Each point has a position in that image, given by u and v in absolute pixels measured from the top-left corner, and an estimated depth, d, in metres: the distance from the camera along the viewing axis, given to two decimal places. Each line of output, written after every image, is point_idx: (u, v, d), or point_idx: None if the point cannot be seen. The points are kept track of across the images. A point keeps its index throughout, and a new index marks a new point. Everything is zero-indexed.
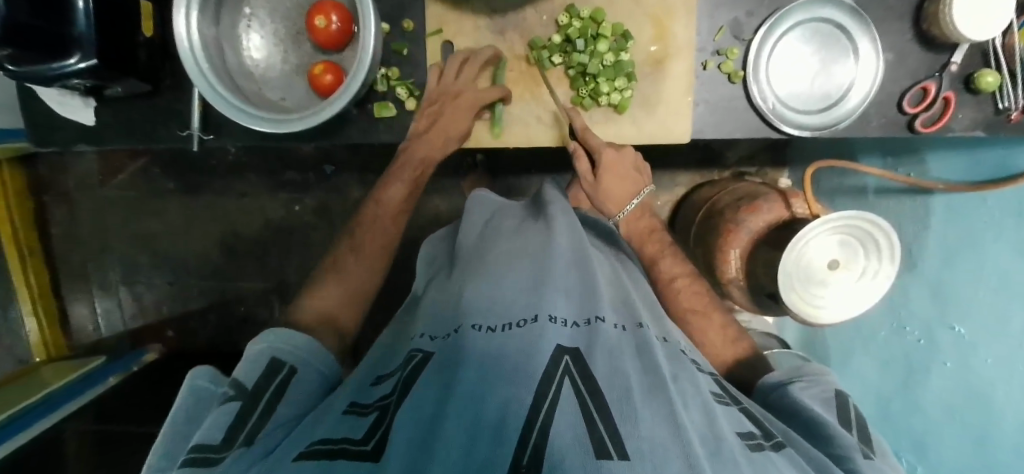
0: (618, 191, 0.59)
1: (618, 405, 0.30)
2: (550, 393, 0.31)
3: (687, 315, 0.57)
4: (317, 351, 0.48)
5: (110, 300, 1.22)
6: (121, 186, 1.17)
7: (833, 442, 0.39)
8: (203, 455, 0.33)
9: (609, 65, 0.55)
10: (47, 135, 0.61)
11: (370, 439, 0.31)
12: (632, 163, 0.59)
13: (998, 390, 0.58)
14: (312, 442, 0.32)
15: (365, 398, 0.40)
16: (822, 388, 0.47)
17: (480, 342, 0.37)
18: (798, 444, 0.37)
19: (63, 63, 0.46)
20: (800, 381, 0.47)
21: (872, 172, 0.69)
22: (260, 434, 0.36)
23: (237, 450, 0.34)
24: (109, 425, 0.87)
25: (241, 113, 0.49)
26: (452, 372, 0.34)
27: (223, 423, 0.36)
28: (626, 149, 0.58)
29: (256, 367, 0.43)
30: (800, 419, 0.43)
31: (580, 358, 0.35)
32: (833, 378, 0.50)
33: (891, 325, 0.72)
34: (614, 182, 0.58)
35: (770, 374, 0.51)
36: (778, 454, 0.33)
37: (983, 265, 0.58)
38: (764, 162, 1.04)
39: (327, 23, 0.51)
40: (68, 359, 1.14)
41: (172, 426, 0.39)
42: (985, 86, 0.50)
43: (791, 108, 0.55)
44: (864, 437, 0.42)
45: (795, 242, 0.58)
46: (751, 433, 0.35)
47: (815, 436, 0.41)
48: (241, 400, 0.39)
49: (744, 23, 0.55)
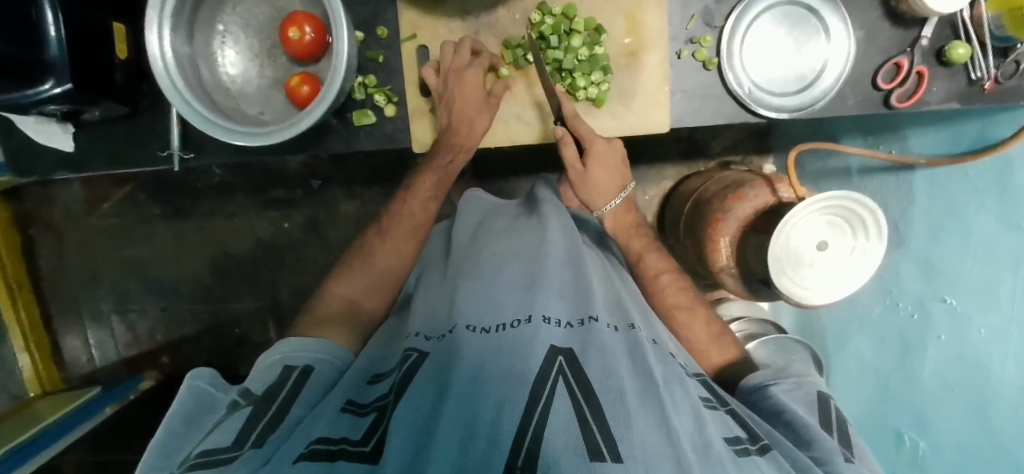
0: (605, 180, 0.58)
1: (612, 407, 0.30)
2: (544, 393, 0.30)
3: (672, 311, 0.58)
4: (339, 352, 0.49)
5: (102, 330, 1.21)
6: (108, 214, 1.16)
7: (814, 445, 0.39)
8: (207, 457, 0.31)
9: (583, 60, 0.55)
10: (28, 165, 0.61)
11: (371, 440, 0.31)
12: (620, 157, 0.58)
13: (996, 363, 0.57)
14: (313, 440, 0.31)
15: (363, 397, 0.39)
16: (805, 391, 0.47)
17: (475, 343, 0.37)
18: (784, 447, 0.37)
19: (37, 89, 0.46)
20: (784, 383, 0.47)
21: (855, 151, 0.69)
22: (270, 436, 0.34)
23: (247, 451, 0.32)
24: (110, 455, 0.86)
25: (217, 128, 0.49)
26: (448, 372, 0.34)
27: (234, 427, 0.35)
28: (615, 140, 0.57)
29: (268, 376, 0.43)
30: (782, 419, 0.43)
31: (573, 359, 0.35)
32: (816, 381, 0.50)
33: (884, 304, 0.73)
34: (602, 171, 0.57)
35: (755, 373, 0.50)
36: (764, 459, 0.33)
37: (970, 237, 0.58)
38: (748, 150, 1.05)
39: (301, 34, 0.51)
40: (62, 393, 1.13)
41: (168, 426, 0.37)
42: (957, 57, 0.51)
43: (768, 92, 0.56)
44: (844, 439, 0.43)
45: (781, 226, 0.58)
46: (738, 437, 0.35)
47: (794, 437, 0.41)
48: (253, 406, 0.38)
49: (715, 9, 0.55)
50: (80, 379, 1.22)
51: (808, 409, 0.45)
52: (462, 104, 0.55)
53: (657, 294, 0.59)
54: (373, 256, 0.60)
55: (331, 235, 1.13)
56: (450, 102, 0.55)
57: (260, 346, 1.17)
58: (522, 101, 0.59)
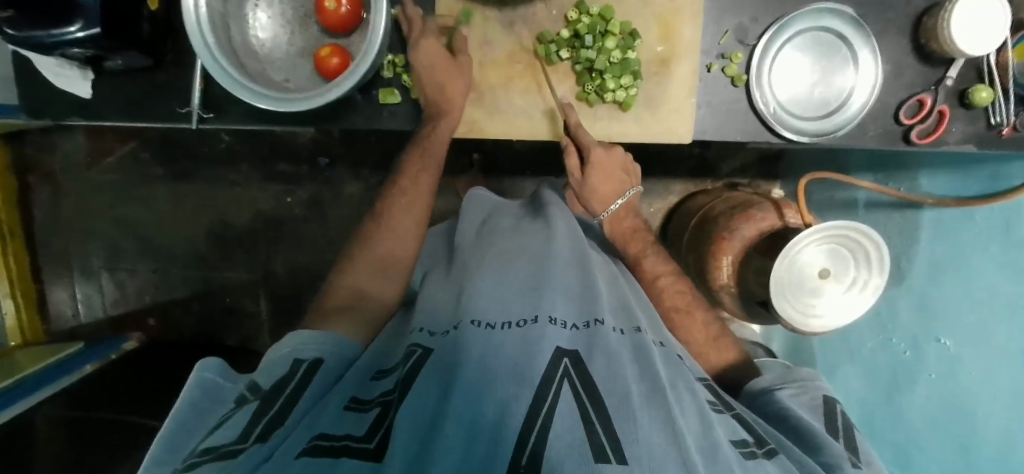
0: (605, 188, 0.60)
1: (617, 409, 0.30)
2: (550, 394, 0.30)
3: (670, 312, 0.58)
4: (345, 342, 0.49)
5: (91, 285, 1.19)
6: (109, 169, 1.15)
7: (823, 451, 0.39)
8: (218, 452, 0.31)
9: (615, 63, 0.56)
10: (41, 105, 0.60)
11: (374, 437, 0.31)
12: (620, 164, 0.60)
13: (983, 403, 0.58)
14: (315, 436, 0.31)
15: (366, 394, 0.39)
16: (811, 394, 0.48)
17: (479, 342, 0.37)
18: (792, 453, 0.38)
19: (63, 31, 0.46)
20: (789, 387, 0.48)
21: (864, 185, 0.71)
22: (275, 431, 0.34)
23: (252, 446, 0.32)
24: (81, 412, 0.82)
25: (242, 89, 0.48)
26: (453, 371, 0.34)
27: (239, 423, 0.35)
28: (616, 148, 0.59)
29: (277, 369, 0.43)
30: (789, 424, 0.44)
31: (578, 361, 0.34)
32: (823, 384, 0.50)
33: (878, 338, 0.73)
34: (601, 179, 0.59)
35: (760, 378, 0.51)
36: (771, 462, 0.33)
37: (971, 278, 0.59)
38: (755, 174, 1.06)
39: (337, 5, 0.51)
40: (41, 345, 1.10)
41: (176, 415, 0.38)
42: (979, 101, 0.52)
43: (792, 114, 0.56)
44: (851, 444, 0.42)
45: (787, 249, 0.58)
46: (744, 441, 0.35)
47: (802, 443, 0.41)
48: (259, 400, 0.38)
49: (749, 27, 0.56)
50: (62, 333, 1.20)
51: (813, 414, 0.46)
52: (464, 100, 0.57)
53: (667, 297, 0.58)
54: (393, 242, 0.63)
55: (333, 214, 1.13)
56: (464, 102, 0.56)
57: (250, 318, 1.16)
58: (546, 98, 0.59)
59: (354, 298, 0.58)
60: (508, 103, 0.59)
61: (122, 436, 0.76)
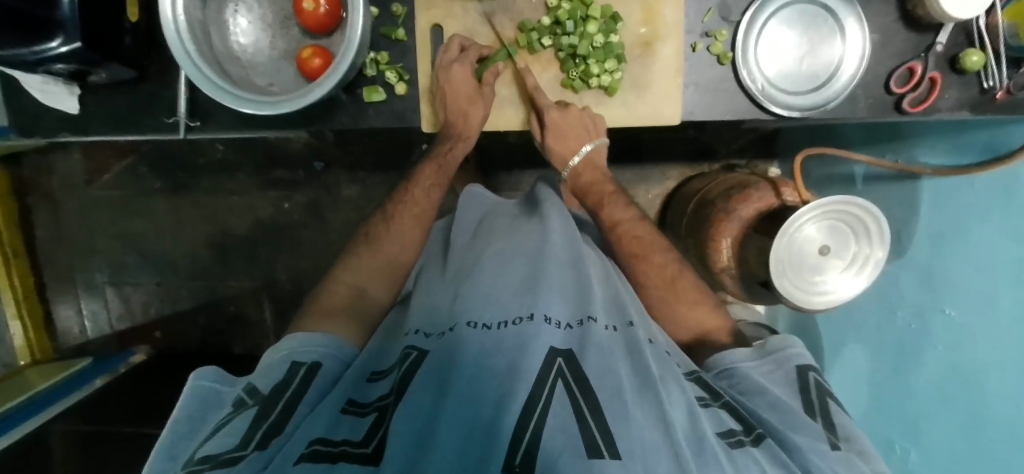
0: (562, 148, 0.61)
1: (611, 405, 0.30)
2: (543, 395, 0.31)
3: (666, 300, 0.58)
4: (344, 345, 0.49)
5: (96, 302, 1.20)
6: (107, 185, 1.15)
7: (801, 429, 0.38)
8: (218, 458, 0.31)
9: (598, 47, 0.55)
10: (31, 124, 0.60)
11: (371, 442, 0.32)
12: (578, 123, 0.59)
13: (990, 373, 0.56)
14: (312, 441, 0.31)
15: (363, 398, 0.39)
16: (784, 370, 0.45)
17: (474, 343, 0.36)
18: (778, 434, 0.38)
19: (44, 47, 0.45)
20: (763, 364, 0.46)
21: (862, 159, 0.69)
22: (275, 439, 0.34)
23: (254, 452, 0.33)
24: (96, 426, 0.83)
25: (223, 94, 0.48)
26: (447, 371, 0.34)
27: (239, 429, 0.35)
28: (570, 108, 0.58)
29: (276, 374, 0.43)
30: (764, 400, 0.42)
31: (573, 360, 0.34)
32: (801, 349, 0.47)
33: (885, 313, 0.73)
34: (556, 142, 0.60)
35: (736, 351, 0.49)
36: (758, 449, 0.34)
37: (973, 246, 0.57)
38: (753, 155, 1.05)
39: (315, 5, 0.50)
40: (51, 363, 1.11)
41: (173, 424, 0.38)
42: (971, 65, 0.51)
43: (780, 89, 0.55)
44: (828, 422, 0.40)
45: (786, 226, 0.58)
46: (731, 430, 0.36)
47: (777, 419, 0.40)
48: (258, 406, 0.38)
49: (732, 4, 0.56)
50: (70, 349, 1.21)
51: (787, 390, 0.43)
52: (455, 98, 0.57)
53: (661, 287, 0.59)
54: (385, 244, 0.63)
55: (331, 218, 1.13)
56: (446, 95, 0.57)
57: (255, 327, 1.17)
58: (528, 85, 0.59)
59: (356, 298, 0.58)
60: (494, 95, 0.60)
61: (134, 448, 0.77)
